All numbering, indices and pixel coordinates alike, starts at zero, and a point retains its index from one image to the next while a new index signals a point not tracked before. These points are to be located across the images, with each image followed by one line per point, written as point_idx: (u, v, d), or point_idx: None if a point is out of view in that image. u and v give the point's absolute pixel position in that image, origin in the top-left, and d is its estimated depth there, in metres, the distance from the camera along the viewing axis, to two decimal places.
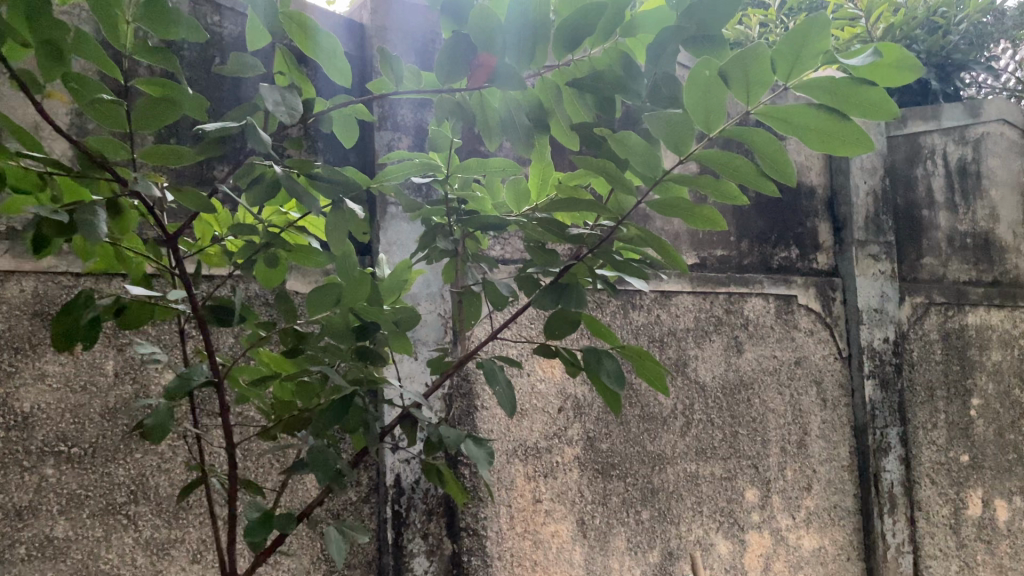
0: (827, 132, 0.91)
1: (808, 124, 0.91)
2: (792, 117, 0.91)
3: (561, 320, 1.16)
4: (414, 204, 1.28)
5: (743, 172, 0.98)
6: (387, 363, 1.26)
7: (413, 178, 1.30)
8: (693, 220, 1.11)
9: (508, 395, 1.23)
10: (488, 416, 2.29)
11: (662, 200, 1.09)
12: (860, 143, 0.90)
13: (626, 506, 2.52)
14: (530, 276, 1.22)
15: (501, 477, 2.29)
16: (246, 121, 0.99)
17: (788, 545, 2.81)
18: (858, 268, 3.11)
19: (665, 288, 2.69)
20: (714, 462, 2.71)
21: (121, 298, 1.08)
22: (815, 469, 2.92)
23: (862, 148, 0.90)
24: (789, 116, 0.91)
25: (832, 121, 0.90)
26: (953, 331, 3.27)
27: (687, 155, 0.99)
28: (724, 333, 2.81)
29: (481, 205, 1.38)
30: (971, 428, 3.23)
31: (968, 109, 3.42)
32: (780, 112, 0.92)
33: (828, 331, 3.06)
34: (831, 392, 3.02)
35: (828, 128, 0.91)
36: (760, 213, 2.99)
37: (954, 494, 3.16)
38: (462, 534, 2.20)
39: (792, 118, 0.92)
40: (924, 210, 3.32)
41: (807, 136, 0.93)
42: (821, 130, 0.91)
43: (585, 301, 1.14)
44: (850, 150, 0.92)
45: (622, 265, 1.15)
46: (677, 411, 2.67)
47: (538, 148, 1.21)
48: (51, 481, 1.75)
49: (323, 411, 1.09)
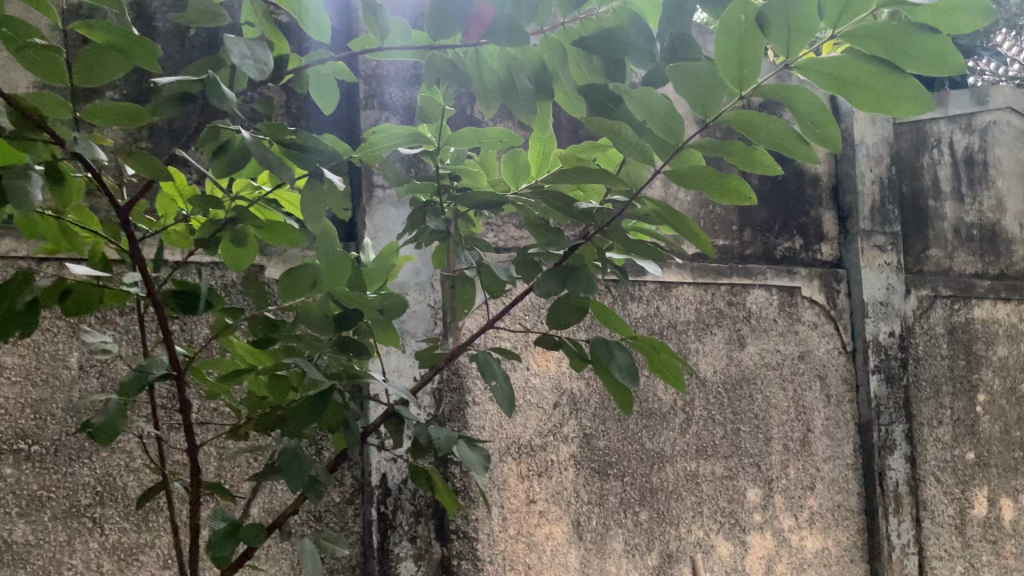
0: (878, 90, 0.80)
1: (857, 79, 0.80)
2: (836, 72, 0.80)
3: (567, 306, 1.03)
4: (402, 177, 1.14)
5: (777, 137, 0.86)
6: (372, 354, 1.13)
7: (400, 149, 1.17)
8: (716, 193, 0.99)
9: (507, 392, 1.11)
10: (479, 412, 2.18)
11: (680, 169, 0.97)
12: (922, 101, 0.79)
13: (623, 507, 2.40)
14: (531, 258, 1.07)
15: (493, 477, 2.18)
16: (208, 75, 0.86)
17: (791, 546, 2.70)
18: (863, 259, 3.00)
19: (665, 278, 2.58)
20: (714, 461, 2.60)
21: (64, 279, 0.95)
22: (819, 468, 2.81)
23: (924, 106, 0.79)
24: (834, 70, 0.80)
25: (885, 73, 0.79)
26: (959, 325, 3.16)
27: (714, 117, 0.87)
28: (725, 326, 2.70)
29: (475, 181, 1.25)
30: (976, 425, 3.11)
31: (975, 96, 3.30)
32: (821, 65, 0.81)
33: (832, 324, 2.94)
34: (835, 388, 2.90)
35: (881, 85, 0.80)
36: (763, 201, 2.87)
37: (960, 493, 3.05)
38: (453, 536, 2.10)
39: (835, 71, 0.80)
40: (930, 200, 3.20)
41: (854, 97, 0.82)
42: (871, 87, 0.80)
43: (595, 284, 1.00)
44: (906, 112, 0.81)
45: (637, 244, 1.03)
46: (677, 407, 2.55)
47: (541, 117, 1.08)
48: (10, 482, 1.62)
49: (301, 412, 0.95)
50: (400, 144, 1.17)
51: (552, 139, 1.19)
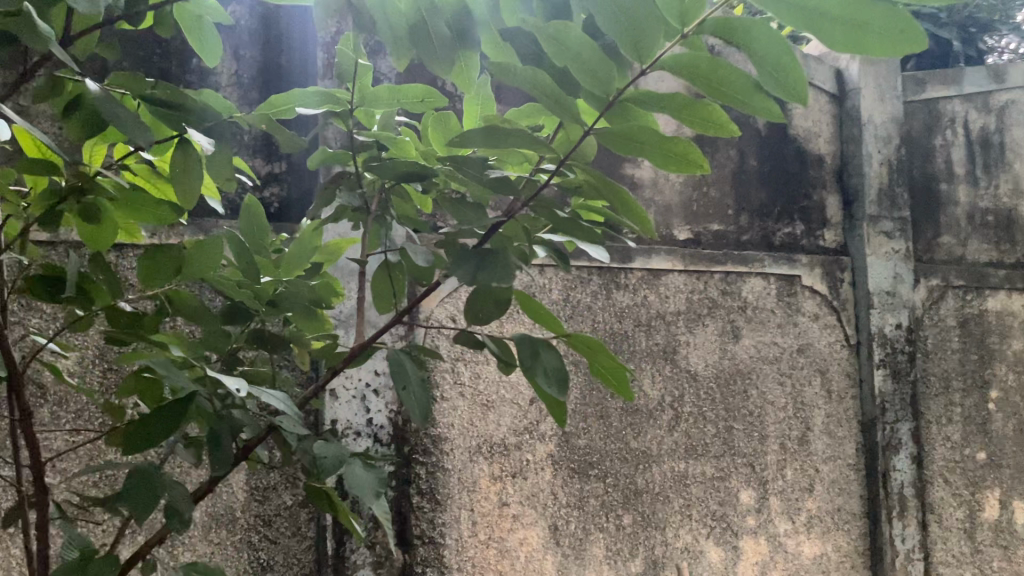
0: (875, 26, 0.67)
1: (853, 13, 0.66)
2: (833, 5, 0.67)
3: (487, 302, 0.88)
4: (295, 141, 0.99)
5: (732, 87, 0.72)
6: (261, 344, 0.99)
7: (303, 109, 1.00)
8: (665, 161, 0.82)
9: (420, 399, 0.98)
10: (448, 409, 2.02)
11: (615, 133, 0.80)
12: (902, 40, 0.66)
13: (604, 510, 2.23)
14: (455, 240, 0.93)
15: (462, 478, 2.02)
16: (25, 8, 0.69)
17: (786, 552, 2.53)
18: (869, 246, 2.80)
19: (652, 265, 2.41)
20: (705, 460, 2.42)
21: None
22: (818, 469, 2.63)
23: (903, 46, 0.67)
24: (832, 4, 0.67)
25: (881, 8, 0.66)
26: (972, 317, 2.95)
27: (651, 62, 0.73)
28: (719, 317, 2.52)
29: (404, 150, 1.10)
30: (989, 423, 2.89)
31: (992, 74, 3.09)
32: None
33: (834, 315, 2.75)
34: (837, 383, 2.72)
35: (874, 20, 0.66)
36: (761, 184, 2.69)
37: (970, 495, 2.84)
38: (416, 543, 1.94)
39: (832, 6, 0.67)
40: (942, 183, 3.01)
41: (849, 40, 0.68)
42: (863, 24, 0.67)
43: (513, 275, 0.83)
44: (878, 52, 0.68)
45: (569, 224, 0.90)
46: (665, 403, 2.38)
47: (465, 59, 0.89)
48: None
49: (150, 425, 0.78)
50: (302, 103, 1.00)
51: (490, 95, 1.02)
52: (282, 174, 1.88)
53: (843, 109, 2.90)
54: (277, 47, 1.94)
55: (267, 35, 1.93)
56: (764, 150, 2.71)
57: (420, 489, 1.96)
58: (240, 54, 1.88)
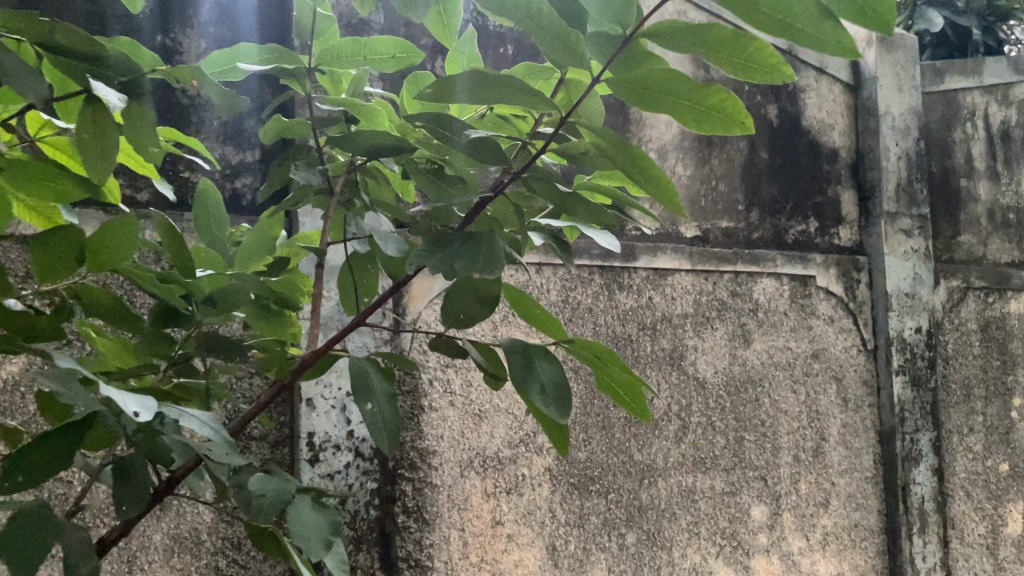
0: None
1: None
2: None
3: (467, 295, 0.77)
4: (233, 101, 0.80)
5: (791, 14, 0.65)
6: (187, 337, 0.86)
7: (242, 65, 0.84)
8: (692, 119, 0.69)
9: (386, 417, 0.83)
10: (437, 420, 1.85)
11: (631, 80, 0.67)
12: None
13: (606, 528, 2.06)
14: (444, 211, 0.83)
15: (452, 494, 1.84)
16: None
17: (801, 572, 2.35)
18: (887, 245, 2.64)
19: (658, 265, 2.25)
20: (714, 475, 2.25)
21: None
22: (834, 482, 2.45)
23: None
24: None
25: None
26: (993, 321, 2.79)
27: None
28: (728, 320, 2.35)
29: (374, 119, 0.92)
30: (1011, 433, 2.73)
31: (1013, 64, 2.93)
32: None
33: (850, 318, 2.59)
34: (853, 392, 2.55)
35: None
36: (772, 178, 2.53)
37: (992, 509, 2.68)
38: (402, 566, 1.77)
39: None
40: (962, 179, 2.84)
41: None
42: None
43: (499, 262, 0.72)
44: None
45: (571, 203, 0.76)
46: (671, 413, 2.21)
47: None
48: None
49: (37, 453, 0.63)
50: (241, 60, 0.84)
51: (477, 52, 0.89)
52: (256, 162, 1.70)
53: (859, 100, 2.73)
54: (247, 23, 1.75)
55: (236, 8, 1.74)
56: (776, 143, 2.55)
57: (407, 508, 1.79)
58: (208, 31, 1.70)
